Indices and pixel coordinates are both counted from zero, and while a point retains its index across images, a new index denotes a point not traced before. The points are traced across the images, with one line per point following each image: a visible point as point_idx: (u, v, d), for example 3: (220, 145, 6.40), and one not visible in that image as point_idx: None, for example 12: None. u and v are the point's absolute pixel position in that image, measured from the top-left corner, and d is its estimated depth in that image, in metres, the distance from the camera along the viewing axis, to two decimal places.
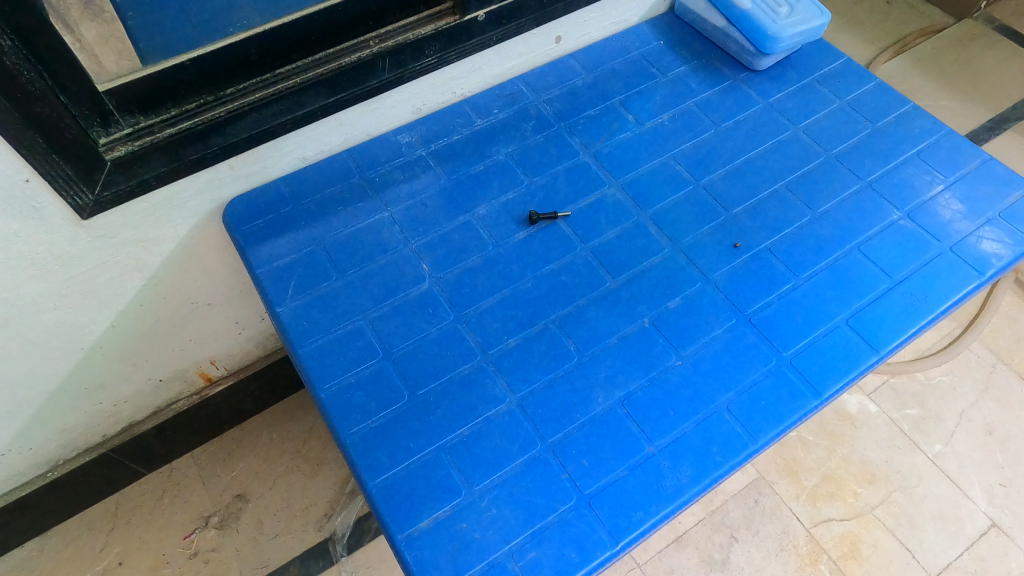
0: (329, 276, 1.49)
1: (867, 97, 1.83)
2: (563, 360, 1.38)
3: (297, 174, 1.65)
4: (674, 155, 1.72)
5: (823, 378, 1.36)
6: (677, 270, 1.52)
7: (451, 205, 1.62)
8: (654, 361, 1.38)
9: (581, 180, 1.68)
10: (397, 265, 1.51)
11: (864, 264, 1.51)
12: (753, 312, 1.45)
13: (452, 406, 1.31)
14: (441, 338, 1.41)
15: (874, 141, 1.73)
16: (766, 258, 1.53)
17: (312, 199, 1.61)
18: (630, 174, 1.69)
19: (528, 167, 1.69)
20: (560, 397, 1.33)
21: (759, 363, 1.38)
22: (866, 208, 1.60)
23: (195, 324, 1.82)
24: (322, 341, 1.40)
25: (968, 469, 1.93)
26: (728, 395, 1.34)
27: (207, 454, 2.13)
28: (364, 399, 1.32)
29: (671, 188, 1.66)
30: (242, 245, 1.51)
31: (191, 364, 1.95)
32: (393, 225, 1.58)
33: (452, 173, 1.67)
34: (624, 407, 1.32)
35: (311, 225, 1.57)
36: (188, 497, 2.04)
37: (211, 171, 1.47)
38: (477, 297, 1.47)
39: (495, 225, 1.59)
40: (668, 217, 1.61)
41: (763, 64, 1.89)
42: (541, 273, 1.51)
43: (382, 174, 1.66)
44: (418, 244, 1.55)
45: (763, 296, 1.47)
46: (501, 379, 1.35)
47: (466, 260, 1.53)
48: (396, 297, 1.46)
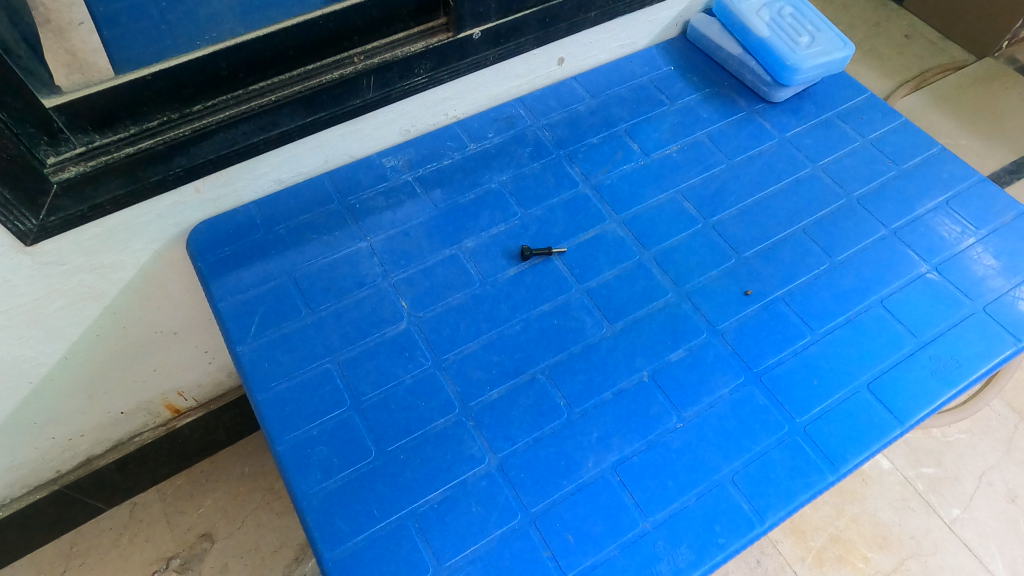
0: (298, 313, 1.35)
1: (890, 136, 1.71)
2: (551, 417, 1.23)
3: (271, 198, 1.51)
4: (681, 190, 1.59)
5: (839, 451, 1.21)
6: (681, 317, 1.38)
7: (438, 236, 1.48)
8: (652, 422, 1.23)
9: (580, 213, 1.54)
10: (374, 301, 1.37)
11: (888, 321, 1.37)
12: (764, 370, 1.31)
13: (424, 467, 1.17)
14: (417, 387, 1.26)
15: (899, 184, 1.60)
16: (780, 309, 1.39)
17: (286, 225, 1.47)
18: (633, 209, 1.55)
19: (523, 198, 1.55)
20: (547, 459, 1.18)
21: (770, 430, 1.23)
22: (890, 259, 1.47)
23: (159, 353, 1.66)
24: (285, 387, 1.25)
25: (989, 539, 1.76)
26: (734, 466, 1.19)
27: (174, 489, 2.00)
28: (325, 455, 1.17)
29: (678, 225, 1.53)
30: (205, 275, 1.37)
31: (157, 396, 1.78)
32: (370, 256, 1.44)
33: (440, 201, 1.54)
34: (617, 474, 1.17)
35: (282, 254, 1.43)
36: (150, 536, 1.90)
37: (176, 194, 1.34)
38: (461, 340, 1.33)
39: (484, 259, 1.45)
40: (672, 258, 1.47)
41: (779, 96, 1.76)
42: (532, 315, 1.37)
43: (363, 199, 1.53)
44: (398, 278, 1.41)
45: (776, 353, 1.33)
46: (481, 437, 1.20)
47: (450, 297, 1.39)
48: (371, 338, 1.32)
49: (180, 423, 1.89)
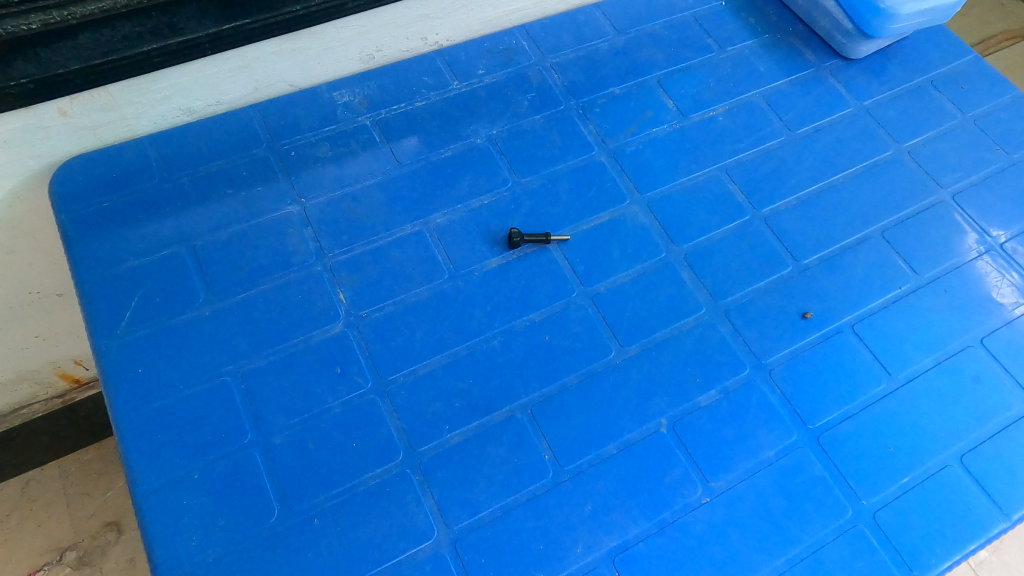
0: (191, 302, 1.06)
1: (983, 119, 1.39)
2: (531, 477, 0.99)
3: (175, 131, 1.19)
4: (723, 168, 1.28)
5: (922, 549, 0.99)
6: (698, 347, 1.11)
7: (395, 208, 1.17)
8: (669, 494, 1.00)
9: (591, 187, 1.23)
10: (284, 290, 1.09)
11: (980, 376, 1.13)
12: (826, 429, 1.07)
13: (343, 537, 0.94)
14: (358, 415, 1.01)
15: (1002, 180, 1.32)
16: (849, 351, 1.13)
17: (191, 172, 1.16)
18: (661, 188, 1.25)
19: (516, 161, 1.24)
20: (516, 541, 0.95)
21: (829, 516, 1.01)
22: (984, 290, 1.21)
23: (40, 318, 1.39)
24: (166, 404, 0.99)
25: None
26: (780, 564, 0.97)
27: (80, 466, 1.62)
28: (209, 513, 0.93)
29: (715, 221, 1.23)
30: (67, 233, 1.08)
31: (47, 364, 1.54)
32: (305, 236, 1.13)
33: (406, 164, 1.21)
34: (615, 566, 0.95)
35: (179, 212, 1.12)
36: (40, 523, 1.55)
37: (31, 116, 1.03)
38: (418, 350, 1.07)
39: (455, 246, 1.15)
40: (704, 263, 1.19)
41: (861, 51, 1.43)
42: (516, 325, 1.10)
43: (304, 148, 1.21)
44: (338, 260, 1.12)
45: (841, 409, 1.09)
46: (430, 499, 0.97)
47: (406, 292, 1.11)
48: (295, 342, 1.06)
49: (80, 395, 1.68)
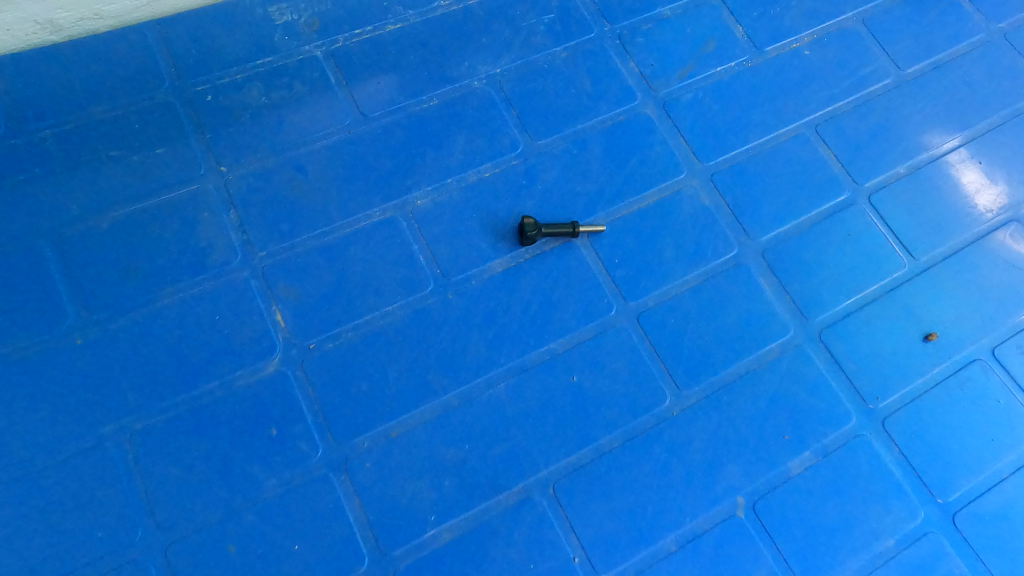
0: (55, 325, 0.72)
1: None
2: None
3: (31, 56, 0.80)
4: (813, 125, 0.93)
5: None
6: (786, 390, 0.79)
7: (356, 184, 0.82)
8: None
9: (633, 154, 0.88)
10: (191, 309, 0.75)
11: None
12: (962, 506, 0.76)
13: None
14: (302, 501, 0.70)
15: None
16: (990, 387, 0.81)
17: (55, 122, 0.78)
18: (729, 154, 0.90)
19: (529, 114, 0.88)
20: None
21: None
22: None
23: None
24: (15, 485, 0.67)
25: None
26: None
27: None
28: None
29: (803, 201, 0.88)
30: None
31: None
32: (226, 226, 0.78)
33: (373, 117, 0.85)
34: None
35: (35, 184, 0.76)
36: None
37: None
38: (393, 400, 0.74)
39: (443, 242, 0.81)
40: (789, 262, 0.85)
41: None
42: (532, 361, 0.78)
43: (223, 90, 0.82)
44: (273, 263, 0.77)
45: (983, 474, 0.78)
46: None
47: (373, 312, 0.77)
48: (208, 390, 0.72)
49: None
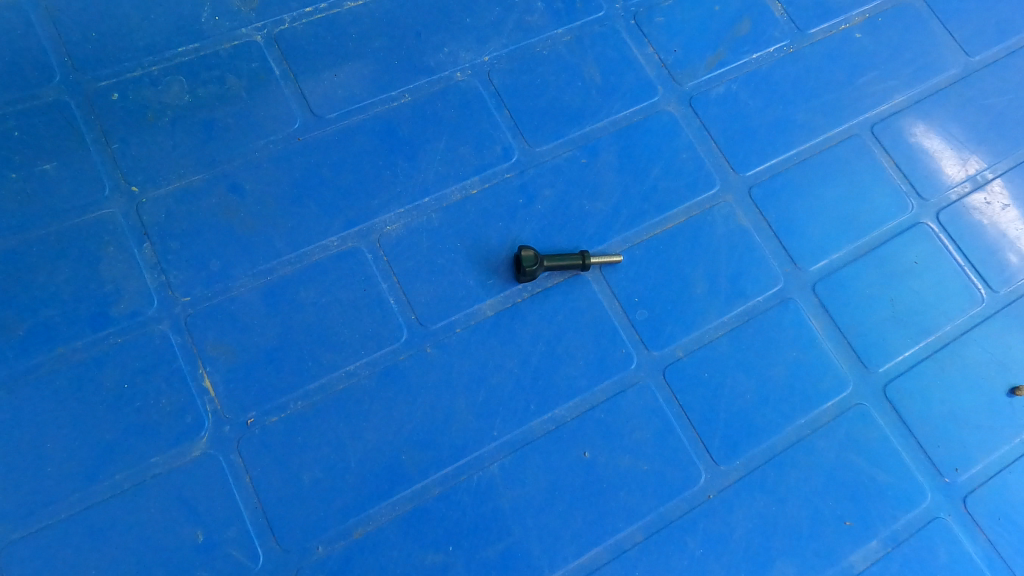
0: None
1: None
2: None
3: None
4: (869, 125, 0.76)
5: None
6: (846, 462, 0.64)
7: (307, 207, 0.64)
8: None
9: (653, 164, 0.71)
10: (89, 376, 0.57)
11: None
12: None
13: None
14: None
15: None
16: None
17: None
18: (769, 163, 0.73)
19: (525, 114, 0.71)
20: None
21: None
22: None
23: None
24: None
25: None
26: None
27: None
28: None
29: (861, 220, 0.72)
30: None
31: None
32: (138, 264, 0.61)
33: (328, 119, 0.67)
34: None
35: None
36: None
37: None
38: (355, 489, 0.58)
39: (419, 279, 0.64)
40: (846, 299, 0.69)
41: None
42: (533, 433, 0.62)
43: (135, 85, 0.64)
44: (199, 312, 0.60)
45: None
46: None
47: (329, 374, 0.61)
48: (112, 484, 0.56)
49: None
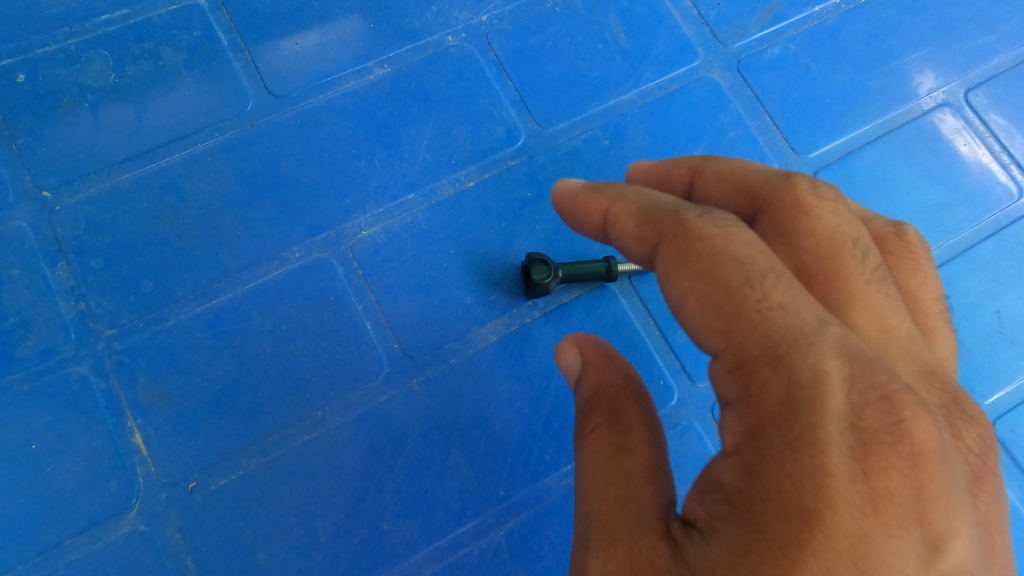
0: None
1: None
2: None
3: None
4: (961, 90, 0.61)
5: None
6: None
7: (263, 211, 0.52)
8: None
9: (694, 145, 0.57)
10: None
11: None
12: None
13: None
14: None
15: None
16: None
17: None
18: (838, 140, 0.59)
19: (533, 88, 0.57)
20: None
21: None
22: None
23: None
24: None
25: None
26: None
27: None
28: None
29: (956, 210, 0.58)
30: None
31: None
32: (50, 289, 0.49)
33: (289, 100, 0.54)
34: None
35: None
36: None
37: None
38: (325, 569, 0.47)
39: (403, 299, 0.51)
40: None
41: None
42: (548, 491, 0.50)
43: (46, 63, 0.52)
44: (128, 349, 0.48)
45: None
46: None
47: (292, 423, 0.48)
48: (16, 572, 0.44)
49: None
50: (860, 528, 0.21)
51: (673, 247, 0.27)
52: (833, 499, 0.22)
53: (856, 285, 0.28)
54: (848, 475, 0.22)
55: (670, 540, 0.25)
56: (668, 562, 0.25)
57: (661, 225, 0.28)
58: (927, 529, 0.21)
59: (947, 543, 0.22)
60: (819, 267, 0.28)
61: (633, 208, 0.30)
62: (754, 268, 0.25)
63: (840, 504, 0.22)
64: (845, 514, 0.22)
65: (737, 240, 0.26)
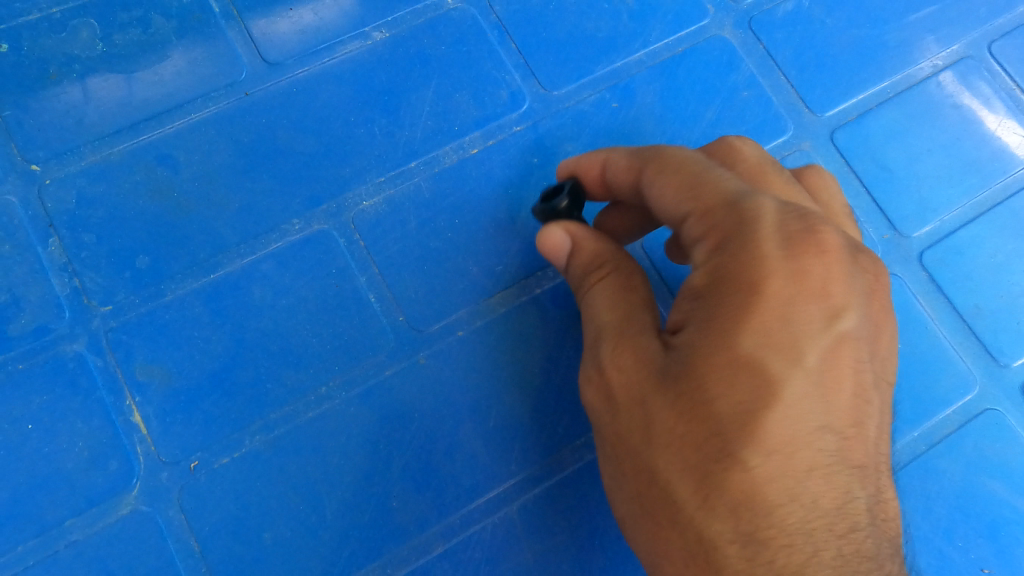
0: None
1: None
2: None
3: None
4: (984, 45, 0.59)
5: None
6: (979, 490, 0.48)
7: (260, 182, 0.50)
8: None
9: (705, 105, 0.55)
10: None
11: None
12: None
13: None
14: None
15: None
16: None
17: None
18: (855, 97, 0.57)
19: (537, 50, 0.55)
20: None
21: None
22: None
23: None
24: None
25: None
26: None
27: None
28: None
29: (981, 168, 0.56)
30: None
31: None
32: (43, 266, 0.47)
33: (285, 67, 0.52)
34: None
35: None
36: None
37: None
38: (333, 550, 0.45)
39: (407, 269, 0.50)
40: (965, 273, 0.53)
41: None
42: (561, 463, 0.48)
43: (32, 33, 0.50)
44: (125, 325, 0.47)
45: None
46: None
47: (295, 398, 0.47)
48: (15, 556, 0.43)
49: None
50: (786, 291, 0.31)
51: (653, 163, 0.38)
52: (767, 274, 0.32)
53: (773, 182, 0.39)
54: (779, 257, 0.32)
55: (659, 342, 0.35)
56: (660, 354, 0.34)
57: (644, 154, 0.39)
58: (829, 299, 0.32)
59: (843, 311, 0.32)
60: (754, 177, 0.39)
61: (625, 152, 0.41)
62: (707, 162, 0.37)
63: (772, 278, 0.32)
64: (774, 283, 0.31)
65: (691, 153, 0.38)
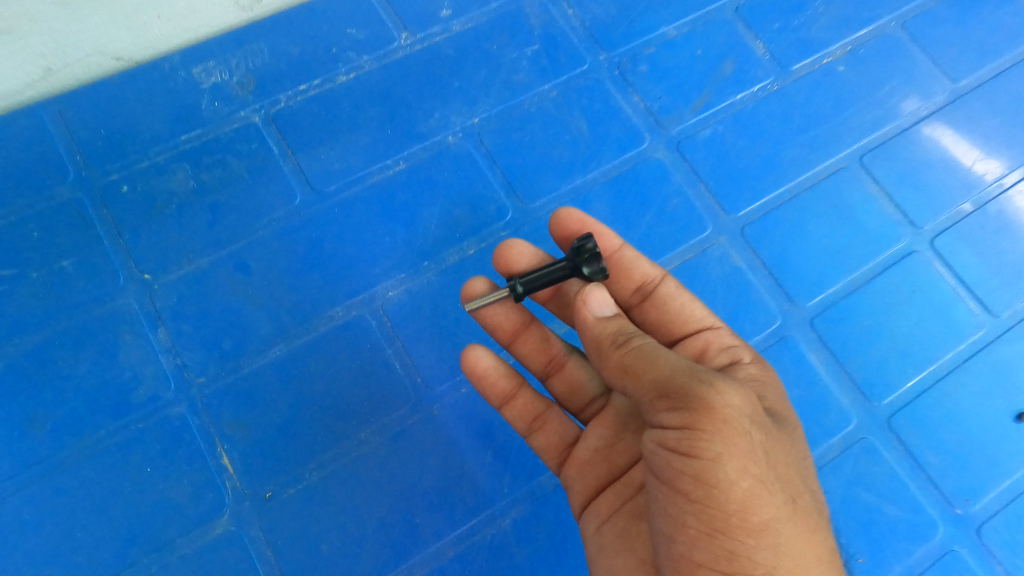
0: None
1: None
2: None
3: None
4: (858, 156, 0.77)
5: None
6: (856, 500, 0.65)
7: (312, 281, 0.67)
8: None
9: (645, 211, 0.73)
10: (116, 461, 0.60)
11: None
12: None
13: None
14: None
15: None
16: None
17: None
18: (760, 201, 0.74)
19: (516, 173, 0.73)
20: None
21: None
22: None
23: None
24: None
25: None
26: None
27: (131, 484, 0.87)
28: None
29: (857, 253, 0.73)
30: None
31: None
32: (153, 349, 0.64)
33: (327, 193, 0.70)
34: None
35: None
36: None
37: None
38: (375, 554, 0.61)
39: (423, 343, 0.66)
40: (846, 334, 0.70)
41: None
42: (542, 488, 0.64)
43: (144, 176, 0.68)
44: (214, 392, 0.63)
45: None
46: None
47: (342, 443, 0.63)
48: (141, 565, 0.58)
49: None
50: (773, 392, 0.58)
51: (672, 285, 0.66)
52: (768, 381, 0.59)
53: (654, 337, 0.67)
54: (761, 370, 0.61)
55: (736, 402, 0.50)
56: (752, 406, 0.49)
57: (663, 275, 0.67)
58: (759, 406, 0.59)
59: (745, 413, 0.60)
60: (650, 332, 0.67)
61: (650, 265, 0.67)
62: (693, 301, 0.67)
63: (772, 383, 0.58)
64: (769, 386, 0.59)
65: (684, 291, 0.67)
